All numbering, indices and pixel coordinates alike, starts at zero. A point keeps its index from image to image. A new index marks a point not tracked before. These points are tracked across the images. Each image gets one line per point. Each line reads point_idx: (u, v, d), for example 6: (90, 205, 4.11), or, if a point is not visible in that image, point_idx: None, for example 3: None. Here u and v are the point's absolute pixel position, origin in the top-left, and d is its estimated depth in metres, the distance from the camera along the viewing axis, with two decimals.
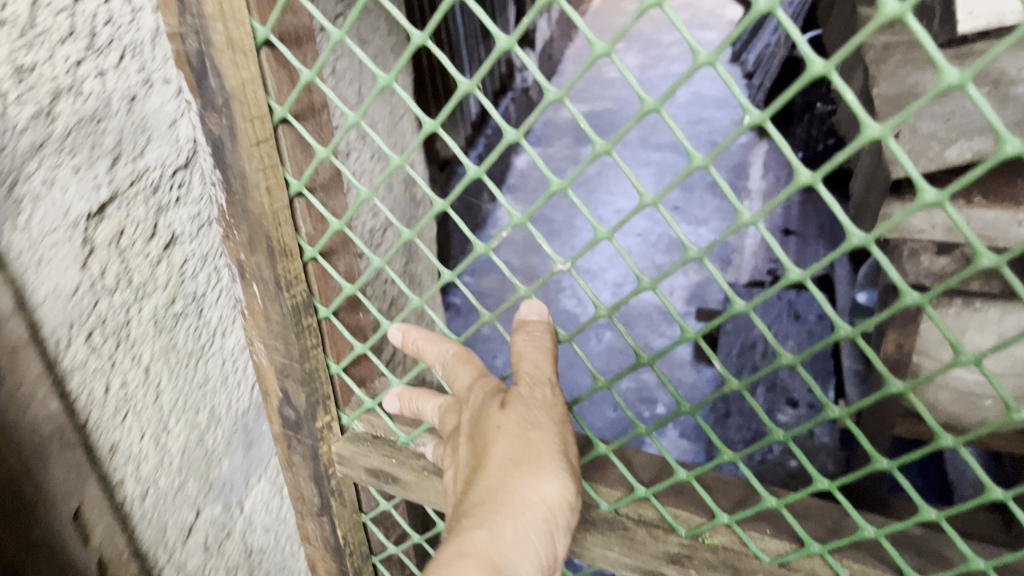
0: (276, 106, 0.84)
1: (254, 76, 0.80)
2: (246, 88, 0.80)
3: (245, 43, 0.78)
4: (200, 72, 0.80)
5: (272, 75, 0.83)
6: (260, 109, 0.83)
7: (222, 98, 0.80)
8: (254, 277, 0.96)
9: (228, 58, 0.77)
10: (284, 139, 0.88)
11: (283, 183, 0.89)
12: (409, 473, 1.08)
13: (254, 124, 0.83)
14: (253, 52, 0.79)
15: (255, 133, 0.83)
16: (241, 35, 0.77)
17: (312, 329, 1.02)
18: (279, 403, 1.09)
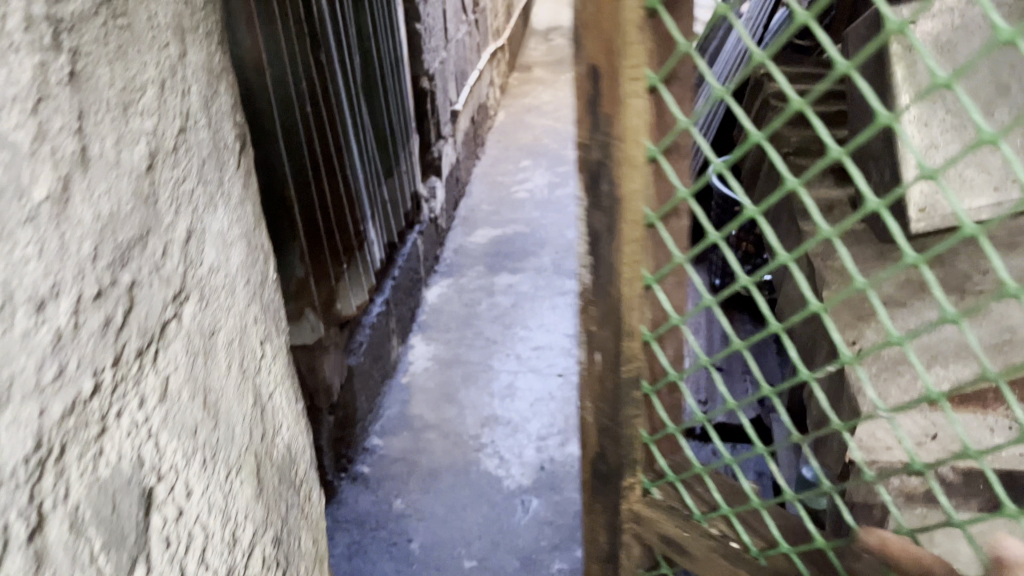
0: (654, 148, 0.68)
1: (641, 120, 0.66)
2: (629, 138, 0.67)
3: (631, 81, 0.65)
4: (595, 154, 0.70)
5: (659, 112, 0.67)
6: (634, 155, 0.68)
7: (601, 146, 0.69)
8: (597, 350, 0.81)
9: (610, 99, 0.66)
10: (655, 187, 0.70)
11: (638, 228, 0.71)
12: (698, 547, 0.91)
13: (629, 176, 0.68)
14: (636, 96, 0.65)
15: (628, 196, 0.70)
16: (630, 72, 0.64)
17: (637, 399, 0.83)
18: (593, 455, 0.92)
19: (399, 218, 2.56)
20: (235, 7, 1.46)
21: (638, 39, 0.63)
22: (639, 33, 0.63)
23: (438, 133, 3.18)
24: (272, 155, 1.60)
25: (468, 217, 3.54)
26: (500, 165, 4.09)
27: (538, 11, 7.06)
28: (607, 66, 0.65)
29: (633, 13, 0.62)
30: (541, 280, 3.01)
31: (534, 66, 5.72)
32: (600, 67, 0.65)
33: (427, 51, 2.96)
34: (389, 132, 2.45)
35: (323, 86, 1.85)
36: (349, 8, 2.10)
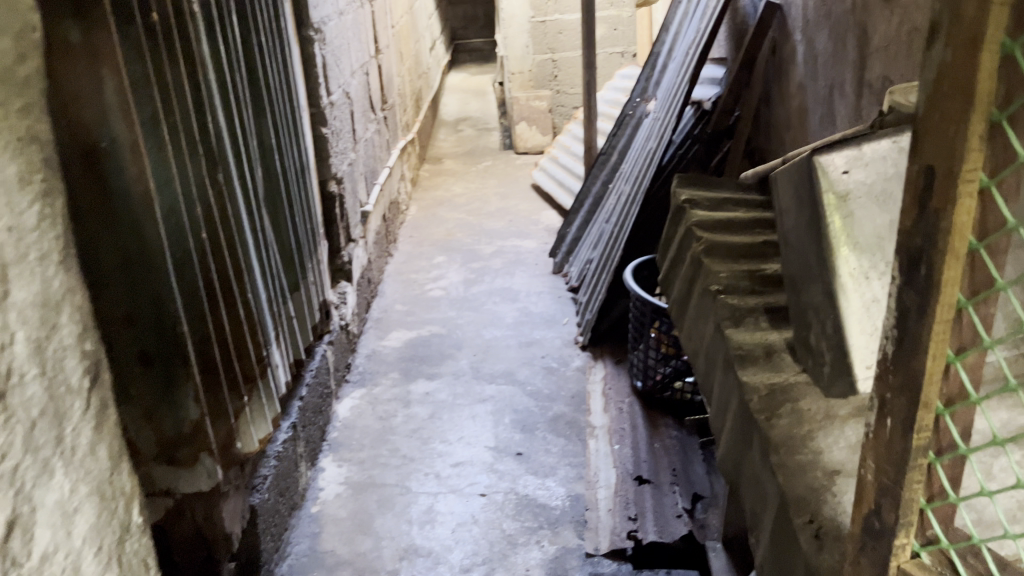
0: (967, 288, 0.62)
1: (965, 237, 0.60)
2: (951, 257, 0.61)
3: (966, 194, 0.59)
4: (910, 266, 0.64)
5: (983, 229, 0.61)
6: (949, 291, 0.62)
7: (918, 257, 0.63)
8: (889, 415, 0.68)
9: (936, 212, 0.61)
10: (957, 327, 0.64)
11: (939, 363, 0.64)
12: None
13: (944, 291, 0.62)
14: (965, 210, 0.59)
15: (935, 335, 0.63)
16: (966, 178, 0.58)
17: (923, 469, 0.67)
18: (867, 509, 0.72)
19: (306, 332, 2.42)
20: (120, 136, 1.34)
21: (981, 148, 0.58)
22: (981, 144, 0.58)
23: (348, 235, 3.07)
24: (163, 291, 1.46)
25: (381, 319, 3.40)
26: (413, 262, 3.99)
27: (445, 104, 7.12)
28: (943, 174, 0.60)
29: (979, 122, 0.57)
30: (459, 385, 2.88)
31: (443, 158, 5.72)
32: (938, 169, 0.61)
33: (334, 155, 2.88)
34: (294, 244, 2.33)
35: (222, 208, 1.73)
36: (250, 122, 2.00)
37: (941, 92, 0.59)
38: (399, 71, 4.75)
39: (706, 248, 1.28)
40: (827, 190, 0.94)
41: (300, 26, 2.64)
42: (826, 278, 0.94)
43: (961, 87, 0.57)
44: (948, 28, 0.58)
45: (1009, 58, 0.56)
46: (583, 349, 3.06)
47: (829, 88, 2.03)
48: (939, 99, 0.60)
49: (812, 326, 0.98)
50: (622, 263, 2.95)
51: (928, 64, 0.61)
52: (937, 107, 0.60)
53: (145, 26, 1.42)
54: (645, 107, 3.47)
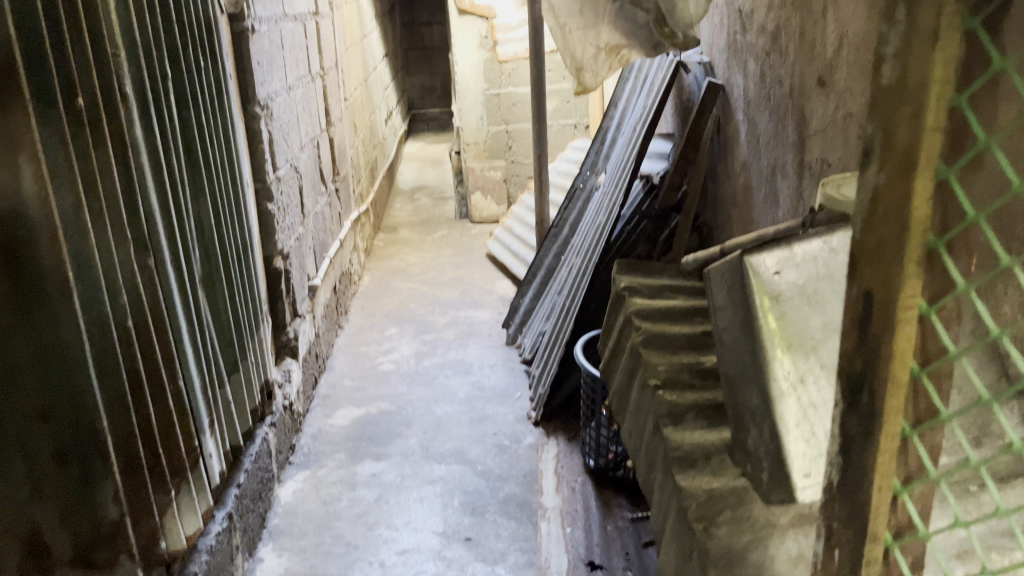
0: (916, 367, 0.69)
1: (911, 343, 0.68)
2: (898, 360, 0.68)
3: (907, 311, 0.67)
4: (860, 367, 0.72)
5: (921, 339, 0.69)
6: (900, 377, 0.69)
7: (865, 360, 0.71)
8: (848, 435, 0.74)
9: (881, 323, 0.68)
10: (914, 403, 0.72)
11: (895, 438, 0.71)
12: None
13: (893, 394, 0.69)
14: (909, 323, 0.67)
15: (888, 411, 0.70)
16: (905, 302, 0.66)
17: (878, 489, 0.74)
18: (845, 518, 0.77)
19: (245, 416, 2.32)
20: (39, 227, 1.28)
21: (917, 273, 0.65)
22: (918, 269, 0.65)
23: (294, 311, 3.00)
24: (81, 386, 1.37)
25: (329, 395, 3.31)
26: (364, 334, 3.92)
27: (403, 174, 7.15)
28: (883, 295, 0.67)
29: (916, 247, 0.64)
30: (407, 466, 2.78)
31: (398, 227, 5.69)
32: (876, 295, 0.68)
33: (280, 230, 2.83)
34: (233, 325, 2.25)
35: (151, 294, 1.65)
36: (188, 202, 1.94)
37: (877, 212, 0.66)
38: (353, 142, 4.76)
39: (641, 339, 1.26)
40: (761, 292, 0.93)
41: (247, 103, 2.62)
42: (761, 380, 0.91)
43: (897, 212, 0.64)
44: (880, 156, 0.65)
45: (942, 184, 0.63)
46: (535, 425, 2.99)
47: (772, 168, 2.04)
48: (875, 220, 0.66)
49: (748, 429, 0.95)
50: (574, 337, 2.91)
51: (864, 185, 0.67)
52: (872, 230, 0.67)
53: (68, 113, 1.37)
54: (596, 181, 3.50)
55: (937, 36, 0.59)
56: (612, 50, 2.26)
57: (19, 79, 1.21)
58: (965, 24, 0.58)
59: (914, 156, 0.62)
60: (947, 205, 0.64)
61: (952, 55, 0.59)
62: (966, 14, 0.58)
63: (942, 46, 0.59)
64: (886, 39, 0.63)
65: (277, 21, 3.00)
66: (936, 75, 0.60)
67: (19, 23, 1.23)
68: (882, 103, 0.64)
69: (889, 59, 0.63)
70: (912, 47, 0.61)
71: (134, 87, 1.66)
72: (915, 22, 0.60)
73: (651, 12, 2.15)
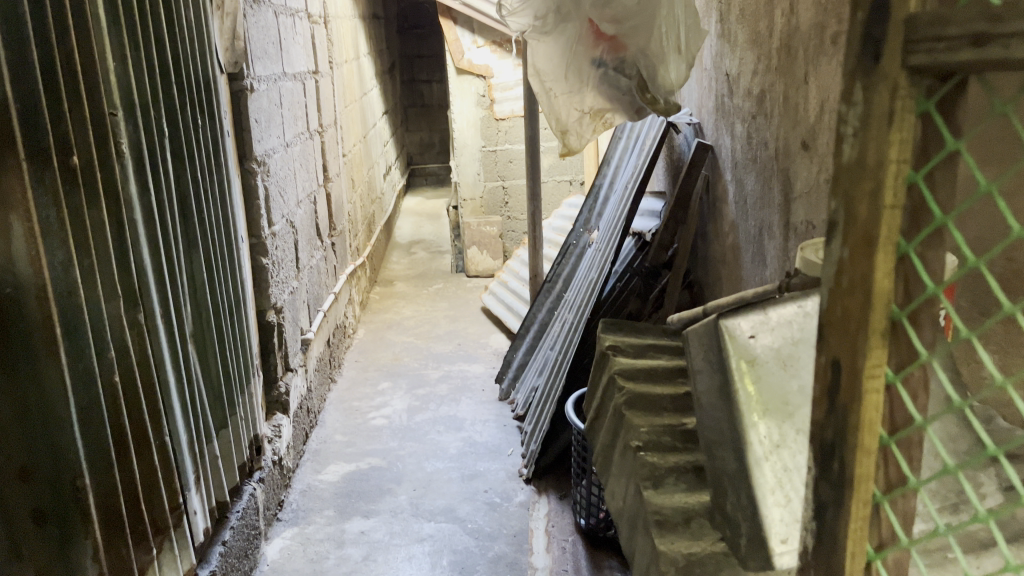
0: (887, 435, 0.70)
1: (877, 412, 0.69)
2: (866, 427, 0.70)
3: (872, 381, 0.69)
4: (831, 435, 0.73)
5: (891, 409, 0.70)
6: (868, 443, 0.70)
7: (836, 428, 0.72)
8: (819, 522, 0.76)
9: (848, 392, 0.70)
10: (884, 469, 0.71)
11: (866, 505, 0.72)
12: None
13: (861, 460, 0.70)
14: (875, 392, 0.69)
15: (858, 478, 0.71)
16: (870, 372, 0.68)
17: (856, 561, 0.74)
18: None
19: (232, 472, 2.30)
20: (26, 282, 1.29)
21: (881, 344, 0.68)
22: (883, 341, 0.67)
23: (286, 365, 3.00)
24: (63, 440, 1.37)
25: (319, 451, 3.29)
26: (356, 388, 3.91)
27: (401, 227, 7.21)
28: (849, 363, 0.69)
29: (880, 321, 0.67)
30: (396, 524, 2.75)
31: (395, 280, 5.72)
32: (843, 363, 0.70)
33: (274, 284, 2.85)
34: (223, 379, 2.24)
35: (140, 349, 1.66)
36: (181, 258, 1.96)
37: (842, 283, 0.69)
38: (351, 197, 4.81)
39: (624, 399, 1.29)
40: (739, 355, 0.98)
41: (243, 159, 2.66)
42: (737, 445, 0.95)
43: (860, 284, 0.67)
44: (845, 228, 0.68)
45: (903, 259, 0.66)
46: (526, 482, 2.97)
47: (759, 228, 2.05)
48: (842, 290, 0.69)
49: (727, 493, 0.97)
50: (565, 394, 2.90)
51: (830, 261, 0.70)
52: (839, 299, 0.70)
53: (63, 170, 1.39)
54: (589, 237, 3.53)
55: (892, 115, 0.63)
56: (596, 114, 2.31)
57: (14, 139, 1.24)
58: (920, 105, 0.62)
59: (874, 231, 0.65)
60: (908, 278, 0.66)
61: (906, 139, 0.63)
62: (921, 97, 0.62)
63: (898, 125, 0.63)
64: (847, 119, 0.66)
65: (276, 80, 3.06)
66: (892, 154, 0.63)
67: (17, 85, 1.26)
68: (846, 178, 0.67)
69: (850, 137, 0.66)
70: (868, 130, 0.64)
71: (130, 146, 1.68)
72: (872, 106, 0.64)
73: (633, 79, 2.22)
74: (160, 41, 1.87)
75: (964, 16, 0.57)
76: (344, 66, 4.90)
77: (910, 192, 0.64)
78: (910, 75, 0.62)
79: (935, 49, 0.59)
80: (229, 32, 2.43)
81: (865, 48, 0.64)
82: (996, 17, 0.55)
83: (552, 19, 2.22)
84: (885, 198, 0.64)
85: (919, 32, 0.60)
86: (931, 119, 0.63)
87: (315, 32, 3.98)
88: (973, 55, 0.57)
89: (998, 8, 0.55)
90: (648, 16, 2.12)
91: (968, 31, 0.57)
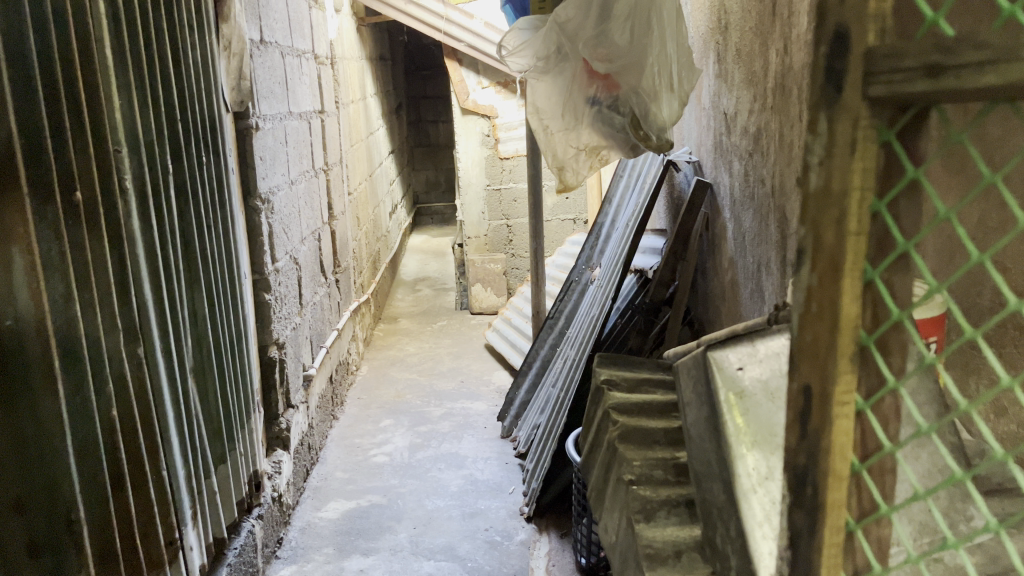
0: (857, 461, 0.73)
1: (848, 437, 0.72)
2: (838, 452, 0.72)
3: (842, 406, 0.71)
4: (805, 459, 0.75)
5: (862, 434, 0.72)
6: (840, 469, 0.73)
7: (809, 453, 0.74)
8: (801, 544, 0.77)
9: (821, 417, 0.72)
10: (857, 495, 0.74)
11: (839, 531, 0.74)
12: None
13: (834, 486, 0.73)
14: (845, 417, 0.71)
15: (831, 504, 0.73)
16: (841, 398, 0.71)
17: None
18: None
19: (231, 508, 2.29)
20: (26, 315, 1.31)
21: (850, 368, 0.70)
22: (852, 365, 0.70)
23: (287, 402, 3.00)
24: (59, 473, 1.38)
25: (319, 488, 3.27)
26: (358, 425, 3.89)
27: (405, 265, 7.23)
28: (820, 388, 0.71)
29: (848, 344, 0.69)
30: (395, 562, 2.72)
31: (399, 317, 5.73)
32: (814, 390, 0.72)
33: (276, 320, 2.87)
34: (223, 414, 2.25)
35: (139, 383, 1.66)
36: (182, 293, 1.98)
37: (812, 309, 0.70)
38: (356, 234, 4.84)
39: (616, 435, 1.30)
40: (727, 387, 1.02)
41: (247, 197, 2.70)
42: (726, 476, 0.96)
43: (830, 310, 0.69)
44: (813, 255, 0.69)
45: (870, 285, 0.68)
46: (527, 520, 2.95)
47: (757, 264, 2.06)
48: (811, 317, 0.71)
49: (716, 525, 0.99)
50: (566, 431, 2.89)
51: (800, 287, 0.73)
52: (809, 325, 0.72)
53: (66, 205, 1.42)
54: (590, 274, 3.54)
55: (855, 145, 0.65)
56: (592, 150, 2.33)
57: (18, 174, 1.27)
58: (882, 135, 0.65)
59: (841, 258, 0.68)
60: (875, 305, 0.68)
61: (869, 167, 0.65)
62: (883, 127, 0.64)
63: (861, 154, 0.65)
64: (813, 148, 0.68)
65: (282, 119, 3.12)
66: (855, 182, 0.66)
67: (21, 122, 1.29)
68: (813, 206, 0.68)
69: (815, 165, 0.68)
70: (833, 160, 0.66)
71: (133, 182, 1.71)
72: (836, 137, 0.66)
73: (627, 117, 2.24)
74: (166, 82, 1.91)
75: (918, 49, 0.59)
76: (350, 106, 4.97)
77: (874, 221, 0.67)
78: (871, 106, 0.64)
79: (892, 80, 0.61)
80: (235, 72, 2.48)
81: (828, 80, 0.66)
82: (948, 49, 0.57)
83: (553, 60, 2.28)
84: (849, 225, 0.67)
85: (878, 64, 0.62)
86: (892, 149, 0.65)
87: (322, 72, 4.05)
88: (928, 86, 0.59)
89: (949, 41, 0.57)
90: (639, 55, 2.14)
91: (922, 62, 0.59)
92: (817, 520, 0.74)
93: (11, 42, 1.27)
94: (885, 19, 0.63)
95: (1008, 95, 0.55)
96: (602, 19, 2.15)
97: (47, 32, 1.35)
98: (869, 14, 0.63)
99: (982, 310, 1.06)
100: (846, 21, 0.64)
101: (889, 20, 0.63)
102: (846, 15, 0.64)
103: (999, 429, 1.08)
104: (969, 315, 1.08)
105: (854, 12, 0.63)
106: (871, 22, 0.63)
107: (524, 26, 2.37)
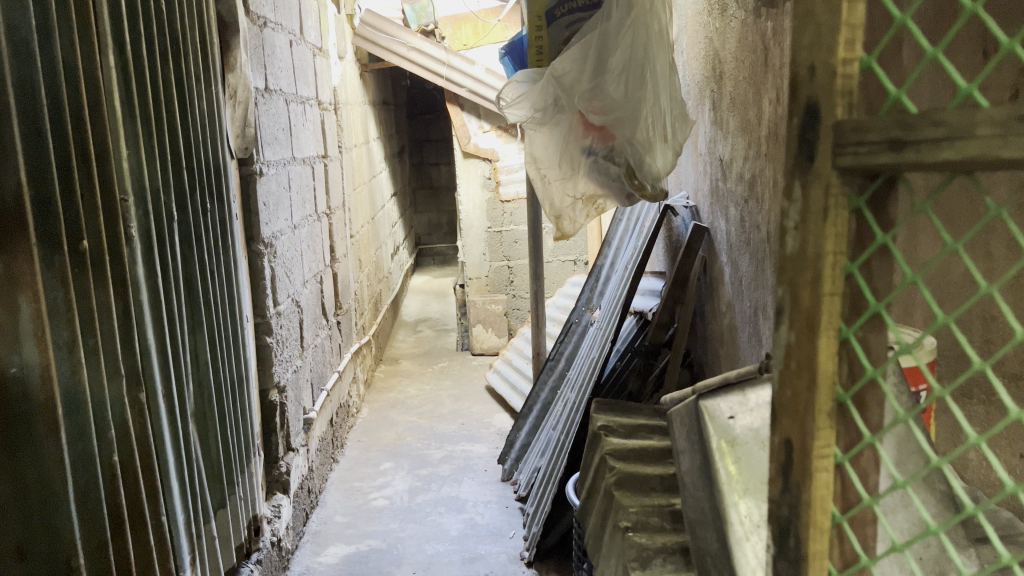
0: (838, 512, 0.75)
1: (828, 490, 0.75)
2: (819, 504, 0.75)
3: (823, 459, 0.74)
4: (789, 510, 0.77)
5: (843, 486, 0.75)
6: (821, 521, 0.75)
7: (792, 504, 0.77)
8: None
9: (801, 470, 0.75)
10: (839, 546, 0.76)
11: None
12: None
13: (815, 538, 0.75)
14: (824, 470, 0.74)
15: (814, 555, 0.76)
16: (821, 452, 0.74)
17: None
18: None
19: (229, 553, 2.28)
20: (31, 363, 1.33)
21: (829, 423, 0.73)
22: (831, 420, 0.73)
23: (287, 444, 3.00)
24: (61, 521, 1.38)
25: (318, 532, 3.26)
26: (358, 469, 3.88)
27: (407, 306, 7.26)
28: (800, 441, 0.75)
29: (827, 400, 0.73)
30: None
31: (400, 358, 5.73)
32: (795, 442, 0.76)
33: (278, 363, 2.89)
34: (224, 460, 2.25)
35: (141, 428, 1.67)
36: (185, 339, 2.00)
37: (791, 365, 0.75)
38: (357, 277, 4.87)
39: (612, 481, 1.33)
40: (719, 436, 1.05)
41: (251, 242, 2.73)
42: (720, 524, 0.98)
43: (807, 367, 0.73)
44: (792, 313, 0.74)
45: (846, 343, 0.72)
46: (527, 565, 2.92)
47: (754, 308, 2.09)
48: (791, 372, 0.75)
49: (710, 574, 0.99)
50: (566, 474, 2.88)
51: (779, 343, 0.76)
52: (789, 381, 0.76)
53: (72, 254, 1.45)
54: (590, 316, 3.55)
55: (827, 212, 0.70)
56: (589, 200, 2.38)
57: (25, 224, 1.30)
58: (853, 202, 0.69)
59: (817, 317, 0.72)
60: (851, 361, 0.73)
61: (841, 232, 0.70)
62: (854, 195, 0.69)
63: (833, 220, 0.70)
64: (789, 213, 0.74)
65: (286, 165, 3.17)
66: (829, 246, 0.70)
67: (32, 174, 1.33)
68: (791, 267, 0.74)
69: (792, 230, 0.73)
70: (808, 224, 0.71)
71: (139, 229, 1.74)
72: (810, 203, 0.71)
73: (622, 167, 2.26)
74: (173, 133, 1.96)
75: (882, 124, 0.64)
76: (354, 151, 5.04)
77: (848, 282, 0.71)
78: (842, 175, 0.69)
79: (859, 152, 0.66)
80: (240, 119, 2.54)
81: (801, 151, 0.72)
82: (909, 125, 0.62)
83: (550, 111, 2.34)
84: (824, 286, 0.71)
85: (846, 137, 0.67)
86: (863, 215, 0.70)
87: (325, 118, 4.11)
88: (891, 158, 0.64)
89: (910, 117, 0.62)
90: (634, 108, 2.18)
91: (885, 136, 0.64)
92: (801, 570, 0.77)
93: (23, 99, 1.31)
94: (852, 94, 0.69)
95: (966, 168, 0.60)
96: (598, 72, 2.20)
97: (58, 89, 1.39)
98: (837, 90, 0.68)
99: (956, 358, 1.11)
100: (816, 96, 0.70)
101: (856, 95, 0.69)
102: (816, 90, 0.70)
103: (992, 477, 1.09)
104: (950, 362, 1.11)
105: (824, 88, 0.69)
106: (839, 96, 0.68)
107: (522, 78, 2.42)
